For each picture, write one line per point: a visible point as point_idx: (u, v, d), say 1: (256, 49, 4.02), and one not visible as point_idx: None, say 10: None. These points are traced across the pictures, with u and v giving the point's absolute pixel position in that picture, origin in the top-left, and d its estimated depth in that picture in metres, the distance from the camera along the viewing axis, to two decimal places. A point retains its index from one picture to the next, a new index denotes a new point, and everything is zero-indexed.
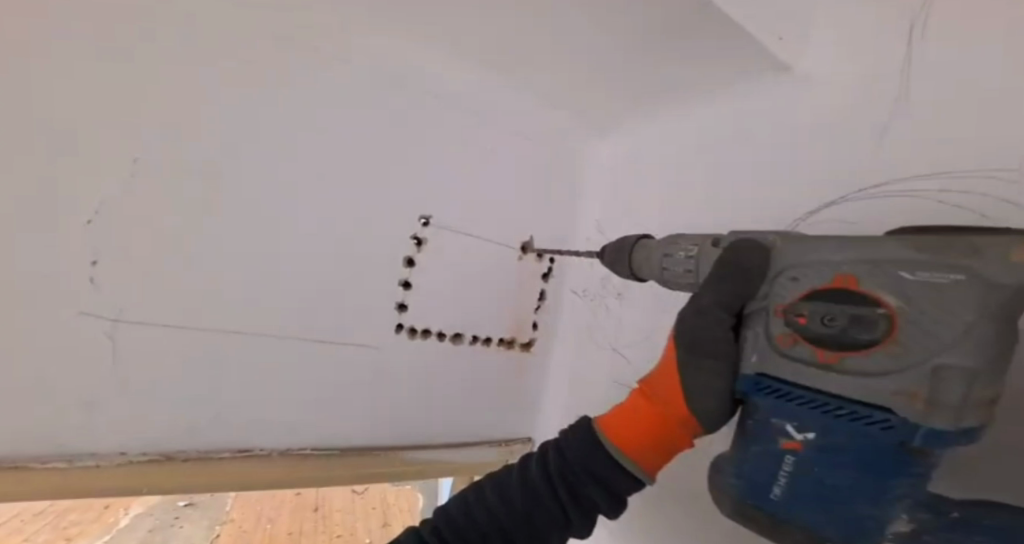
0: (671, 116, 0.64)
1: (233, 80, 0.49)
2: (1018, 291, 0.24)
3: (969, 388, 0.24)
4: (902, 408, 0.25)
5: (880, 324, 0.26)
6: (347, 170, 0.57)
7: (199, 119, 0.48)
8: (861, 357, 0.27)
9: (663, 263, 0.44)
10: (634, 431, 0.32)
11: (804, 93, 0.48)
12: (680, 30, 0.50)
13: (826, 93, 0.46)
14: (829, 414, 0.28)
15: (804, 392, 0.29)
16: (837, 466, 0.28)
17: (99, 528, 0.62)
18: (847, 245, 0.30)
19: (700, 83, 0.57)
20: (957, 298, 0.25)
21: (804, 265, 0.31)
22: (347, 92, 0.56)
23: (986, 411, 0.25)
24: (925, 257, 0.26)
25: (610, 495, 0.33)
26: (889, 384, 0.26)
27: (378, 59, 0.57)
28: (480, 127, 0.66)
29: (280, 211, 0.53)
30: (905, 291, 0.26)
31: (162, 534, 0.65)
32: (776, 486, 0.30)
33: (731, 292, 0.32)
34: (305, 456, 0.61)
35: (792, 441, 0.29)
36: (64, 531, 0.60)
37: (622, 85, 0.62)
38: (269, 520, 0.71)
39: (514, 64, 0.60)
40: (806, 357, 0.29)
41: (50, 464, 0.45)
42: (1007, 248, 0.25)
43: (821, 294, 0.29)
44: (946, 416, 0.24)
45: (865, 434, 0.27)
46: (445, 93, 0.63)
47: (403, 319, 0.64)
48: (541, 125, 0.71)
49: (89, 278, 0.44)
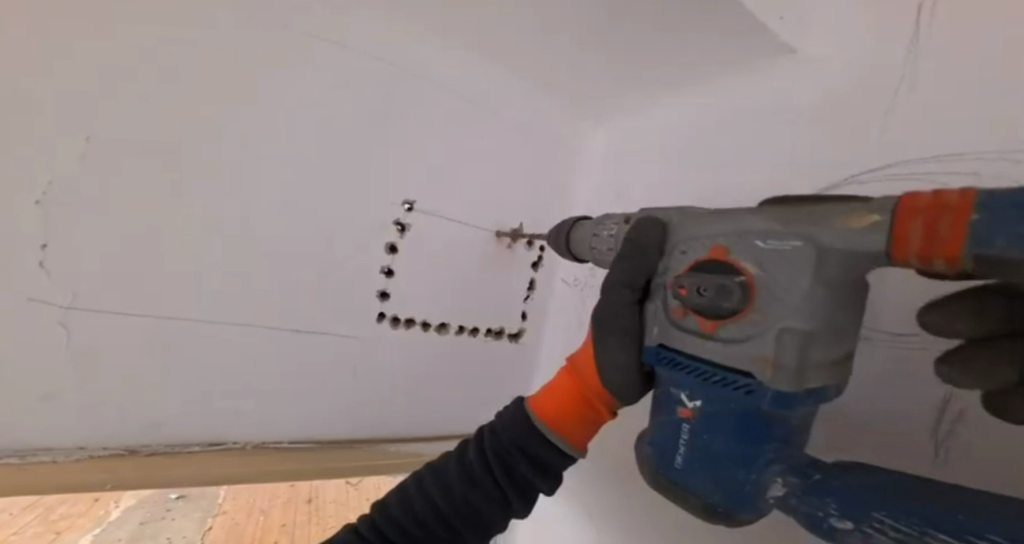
0: (671, 101, 0.63)
1: (229, 66, 0.48)
2: (848, 257, 0.25)
3: (808, 350, 0.25)
4: (757, 371, 0.27)
5: (737, 295, 0.28)
6: (340, 156, 0.56)
7: (188, 108, 0.47)
8: (731, 325, 0.29)
9: (592, 243, 0.46)
10: (556, 406, 0.35)
11: (803, 77, 0.48)
12: (683, 22, 0.49)
13: (826, 77, 0.46)
14: (709, 381, 0.30)
15: (691, 360, 0.31)
16: (721, 432, 0.29)
17: (89, 522, 0.61)
18: (724, 219, 0.32)
19: (702, 72, 0.57)
20: (792, 265, 0.26)
21: (692, 240, 0.33)
22: (345, 80, 0.55)
23: (831, 371, 0.27)
24: (775, 228, 0.28)
25: (544, 471, 0.35)
26: (749, 349, 0.28)
27: (382, 46, 0.57)
28: (480, 117, 0.65)
29: (264, 200, 0.52)
30: (760, 259, 0.28)
31: (150, 529, 0.64)
32: (679, 453, 0.31)
33: (632, 269, 0.35)
34: (282, 449, 0.61)
35: (686, 410, 0.32)
36: (54, 524, 0.59)
37: (623, 73, 0.61)
38: (262, 512, 0.71)
39: (513, 53, 0.60)
40: (693, 327, 0.31)
41: (4, 459, 0.45)
42: (839, 215, 0.26)
43: (702, 267, 0.31)
44: (789, 379, 0.26)
45: (734, 401, 0.29)
46: (445, 78, 0.62)
47: (385, 309, 0.63)
48: (541, 111, 0.70)
49: (39, 263, 0.42)
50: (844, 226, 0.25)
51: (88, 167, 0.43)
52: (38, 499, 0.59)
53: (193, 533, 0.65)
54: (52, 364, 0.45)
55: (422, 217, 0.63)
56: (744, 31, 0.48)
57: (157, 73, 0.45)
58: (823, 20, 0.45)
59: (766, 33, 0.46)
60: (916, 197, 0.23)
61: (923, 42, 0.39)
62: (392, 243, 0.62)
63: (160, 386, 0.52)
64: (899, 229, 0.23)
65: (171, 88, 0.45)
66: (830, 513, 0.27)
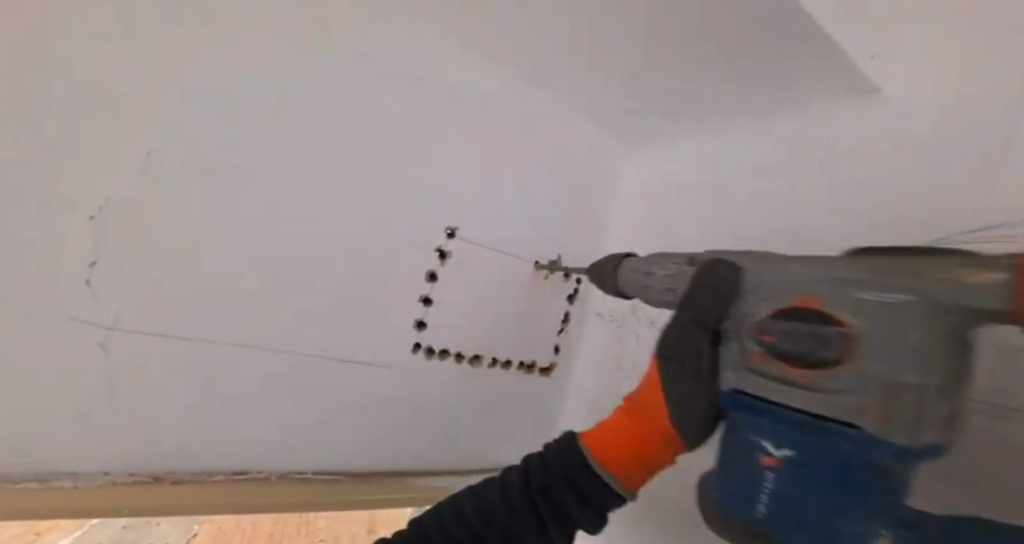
0: (693, 135, 0.64)
1: (242, 75, 0.47)
2: (966, 316, 0.20)
3: (921, 411, 0.20)
4: (863, 427, 0.21)
5: (835, 344, 0.22)
6: (358, 165, 0.55)
7: (199, 119, 0.46)
8: (822, 376, 0.22)
9: (646, 282, 0.44)
10: (615, 446, 0.28)
11: (883, 120, 0.44)
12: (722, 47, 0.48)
13: (907, 117, 0.42)
14: (799, 429, 0.23)
15: (777, 410, 0.24)
16: (821, 484, 0.22)
17: (72, 523, 0.60)
18: (810, 263, 0.26)
19: (727, 89, 0.55)
20: (905, 317, 0.21)
21: (772, 283, 0.27)
22: (356, 87, 0.54)
23: (943, 430, 0.21)
24: (870, 274, 0.23)
25: (594, 513, 0.29)
26: (851, 404, 0.21)
27: (398, 58, 0.56)
28: (487, 121, 0.63)
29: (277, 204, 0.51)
30: (861, 308, 0.22)
31: (134, 532, 0.63)
32: (760, 502, 0.24)
33: (703, 307, 0.29)
34: (305, 479, 0.60)
35: (772, 458, 0.24)
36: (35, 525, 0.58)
37: (640, 95, 0.61)
38: (251, 521, 0.69)
39: (527, 59, 0.58)
40: (772, 374, 0.25)
41: (22, 484, 0.45)
42: (964, 267, 0.20)
43: (783, 310, 0.25)
44: (903, 436, 0.20)
45: (825, 445, 0.22)
46: (455, 88, 0.60)
47: (421, 338, 0.62)
48: (572, 142, 0.69)
49: (85, 281, 0.43)
50: (962, 279, 0.20)
51: (139, 183, 0.44)
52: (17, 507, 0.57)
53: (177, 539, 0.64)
54: (78, 370, 0.44)
55: (462, 245, 0.63)
56: (782, 53, 0.47)
57: (177, 101, 0.45)
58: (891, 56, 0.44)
59: (845, 64, 0.44)
60: None
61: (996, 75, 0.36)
62: (431, 270, 0.61)
63: (166, 387, 0.49)
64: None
65: (192, 95, 0.45)
66: None
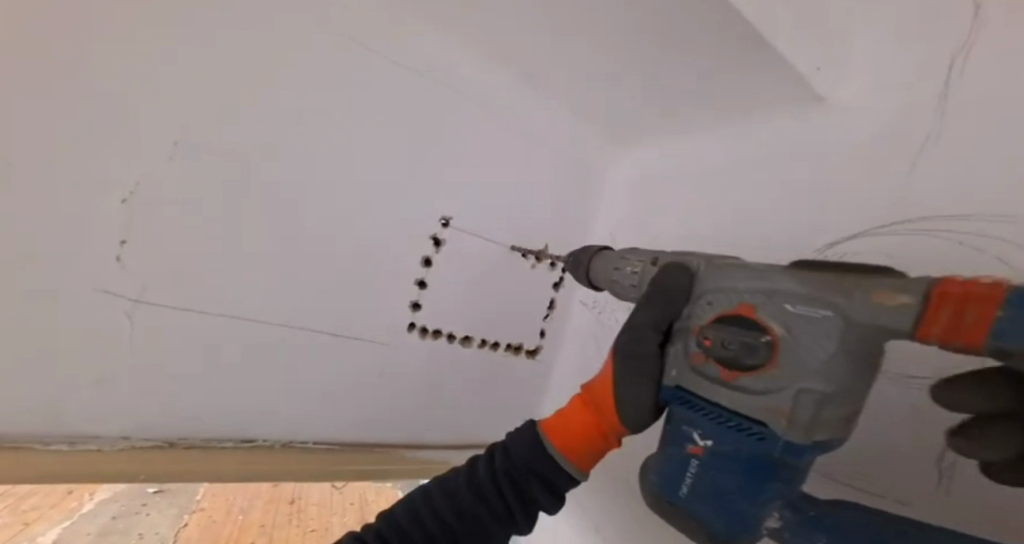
0: (685, 138, 0.64)
1: (240, 55, 0.45)
2: (877, 331, 0.23)
3: (823, 410, 0.24)
4: (771, 422, 0.26)
5: (760, 352, 0.26)
6: (357, 153, 0.54)
7: (197, 98, 0.44)
8: (749, 378, 0.27)
9: (613, 276, 0.42)
10: (573, 437, 0.31)
11: (840, 126, 0.46)
12: (716, 47, 0.48)
13: (876, 107, 0.43)
14: (722, 424, 0.29)
15: (712, 407, 0.29)
16: (730, 471, 0.28)
17: (59, 514, 0.60)
18: (754, 273, 0.29)
19: (728, 96, 0.55)
20: (822, 332, 0.24)
21: (718, 291, 0.30)
22: (355, 79, 0.52)
23: (847, 428, 0.25)
24: (803, 289, 0.26)
25: (554, 496, 0.32)
26: (766, 401, 0.26)
27: (398, 42, 0.54)
28: (487, 124, 0.62)
29: (273, 202, 0.50)
30: (789, 323, 0.26)
31: (122, 524, 0.64)
32: (684, 485, 0.30)
33: (653, 313, 0.32)
34: (307, 450, 0.61)
35: (696, 447, 0.30)
36: (23, 515, 0.57)
37: (634, 95, 0.60)
38: (241, 511, 0.70)
39: (526, 51, 0.57)
40: (709, 374, 0.29)
41: (53, 445, 0.46)
42: (875, 287, 0.23)
43: (727, 318, 0.29)
44: (801, 432, 0.25)
45: (741, 443, 0.28)
46: (456, 81, 0.59)
47: (416, 318, 0.63)
48: (565, 133, 0.68)
49: (116, 258, 0.44)
50: (875, 300, 0.23)
51: (167, 168, 0.44)
52: (8, 491, 0.57)
53: (167, 529, 0.65)
54: (97, 341, 0.45)
55: (457, 233, 0.63)
56: (767, 54, 0.47)
57: (172, 77, 0.43)
58: (864, 68, 0.44)
59: (794, 71, 0.46)
60: (948, 283, 0.21)
61: (960, 77, 0.37)
62: (426, 255, 0.62)
63: (184, 362, 0.50)
64: (922, 315, 0.21)
65: (189, 90, 0.43)
66: None
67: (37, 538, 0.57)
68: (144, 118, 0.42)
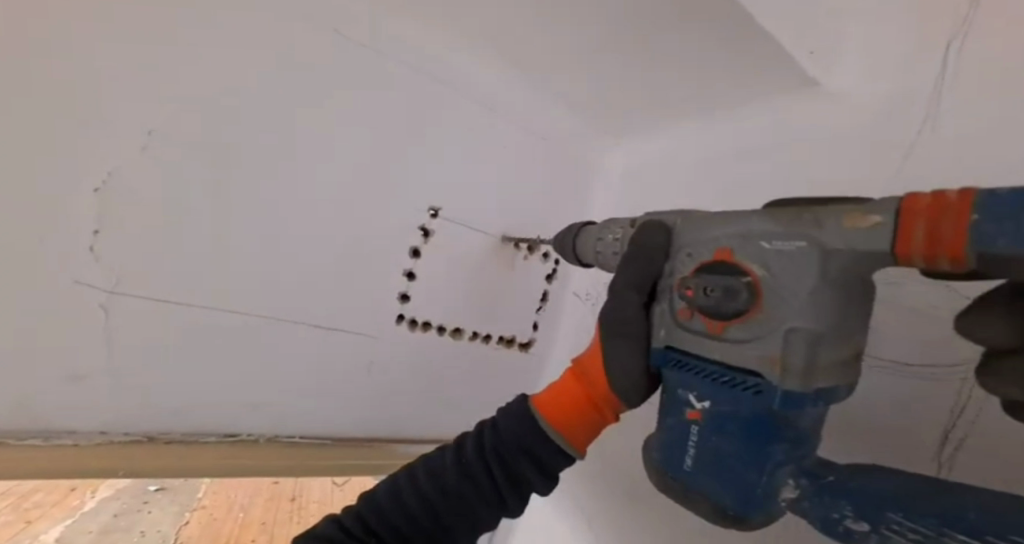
0: (672, 126, 0.64)
1: (224, 50, 0.45)
2: (856, 256, 0.24)
3: (815, 350, 0.25)
4: (766, 372, 0.26)
5: (743, 296, 0.27)
6: (344, 149, 0.54)
7: (172, 89, 0.43)
8: (737, 326, 0.28)
9: (596, 247, 0.43)
10: (562, 407, 0.33)
11: (835, 112, 0.46)
12: (705, 40, 0.48)
13: (870, 93, 0.43)
14: (717, 382, 0.30)
15: (705, 364, 0.30)
16: (730, 433, 0.29)
17: (60, 512, 0.62)
18: (726, 221, 0.30)
19: (717, 86, 0.54)
20: (801, 264, 0.25)
21: (697, 242, 0.32)
22: (344, 75, 0.52)
23: (837, 371, 0.26)
24: (774, 228, 0.27)
25: (543, 473, 0.33)
26: (757, 349, 0.27)
27: (386, 37, 0.54)
28: (478, 118, 0.62)
29: (263, 198, 0.50)
30: (766, 261, 0.27)
31: (125, 522, 0.65)
32: (688, 456, 0.30)
33: (636, 272, 0.34)
34: (292, 443, 0.61)
35: (694, 411, 0.31)
36: (25, 513, 0.60)
37: (622, 86, 0.60)
38: (242, 508, 0.70)
39: (513, 43, 0.56)
40: (698, 329, 0.30)
41: (28, 441, 0.45)
42: (843, 217, 0.24)
43: (707, 267, 0.30)
44: (797, 379, 0.25)
45: (738, 400, 0.28)
46: (446, 77, 0.59)
47: (404, 311, 0.63)
48: (555, 126, 0.68)
49: (88, 248, 0.43)
50: (848, 226, 0.24)
51: (139, 158, 0.43)
52: (9, 490, 0.59)
53: (170, 526, 0.66)
54: (75, 337, 0.44)
55: (447, 224, 0.63)
56: (754, 41, 0.46)
57: (140, 63, 0.42)
58: (857, 54, 0.44)
59: (790, 61, 0.46)
60: (917, 198, 0.22)
61: (959, 57, 0.36)
62: (415, 247, 0.61)
63: (167, 358, 0.50)
64: (898, 232, 0.22)
65: (167, 82, 0.43)
66: (846, 515, 0.26)
67: (38, 537, 0.59)
68: (120, 111, 0.41)
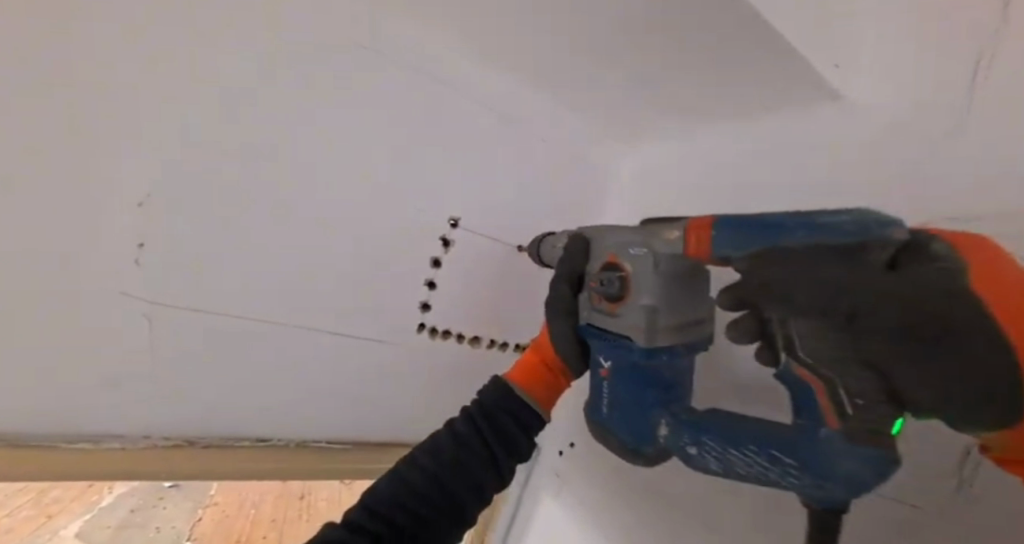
0: (681, 130, 0.63)
1: (229, 59, 0.47)
2: (676, 258, 0.36)
3: (656, 319, 0.37)
4: (632, 336, 0.38)
5: (618, 284, 0.39)
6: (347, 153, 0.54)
7: (192, 103, 0.46)
8: (619, 306, 0.39)
9: (543, 249, 0.53)
10: (526, 376, 0.42)
11: (840, 117, 0.45)
12: (698, 51, 0.50)
13: (874, 93, 0.42)
14: (614, 348, 0.40)
15: (605, 335, 0.41)
16: (624, 384, 0.39)
17: (80, 507, 0.66)
18: (614, 232, 0.42)
19: (723, 97, 0.55)
20: (645, 263, 0.37)
21: (598, 249, 0.43)
22: (350, 83, 0.53)
23: (676, 335, 0.38)
24: (639, 239, 0.39)
25: (524, 434, 0.40)
26: (627, 320, 0.38)
27: (388, 42, 0.55)
28: (484, 123, 0.63)
29: (266, 201, 0.51)
30: (632, 261, 0.38)
31: (139, 517, 0.68)
32: (603, 405, 0.42)
33: (566, 270, 0.44)
34: (318, 448, 0.63)
35: (603, 370, 0.41)
36: (46, 507, 0.65)
37: (622, 88, 0.60)
38: (253, 505, 0.71)
39: (513, 49, 0.57)
40: (600, 309, 0.41)
41: (77, 445, 0.49)
42: (671, 232, 0.37)
43: (605, 266, 0.41)
44: (645, 338, 0.37)
45: (626, 360, 0.39)
46: (443, 77, 0.59)
47: (424, 319, 0.64)
48: (564, 131, 0.68)
49: (134, 260, 0.47)
50: (668, 239, 0.37)
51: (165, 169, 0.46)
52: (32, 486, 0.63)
53: (182, 523, 0.68)
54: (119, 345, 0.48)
55: (465, 234, 0.64)
56: (747, 52, 0.47)
57: (151, 74, 0.44)
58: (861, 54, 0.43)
59: (783, 71, 0.46)
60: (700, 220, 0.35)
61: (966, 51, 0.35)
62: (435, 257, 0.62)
63: (191, 362, 0.52)
64: (686, 241, 0.35)
65: (184, 92, 0.46)
66: (686, 442, 0.36)
67: (58, 531, 0.64)
68: (158, 129, 0.45)
